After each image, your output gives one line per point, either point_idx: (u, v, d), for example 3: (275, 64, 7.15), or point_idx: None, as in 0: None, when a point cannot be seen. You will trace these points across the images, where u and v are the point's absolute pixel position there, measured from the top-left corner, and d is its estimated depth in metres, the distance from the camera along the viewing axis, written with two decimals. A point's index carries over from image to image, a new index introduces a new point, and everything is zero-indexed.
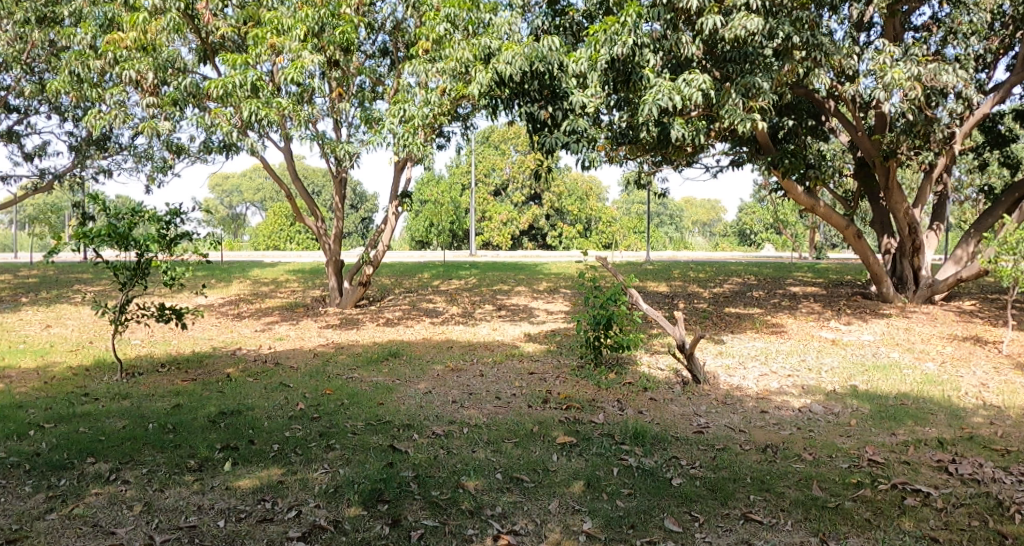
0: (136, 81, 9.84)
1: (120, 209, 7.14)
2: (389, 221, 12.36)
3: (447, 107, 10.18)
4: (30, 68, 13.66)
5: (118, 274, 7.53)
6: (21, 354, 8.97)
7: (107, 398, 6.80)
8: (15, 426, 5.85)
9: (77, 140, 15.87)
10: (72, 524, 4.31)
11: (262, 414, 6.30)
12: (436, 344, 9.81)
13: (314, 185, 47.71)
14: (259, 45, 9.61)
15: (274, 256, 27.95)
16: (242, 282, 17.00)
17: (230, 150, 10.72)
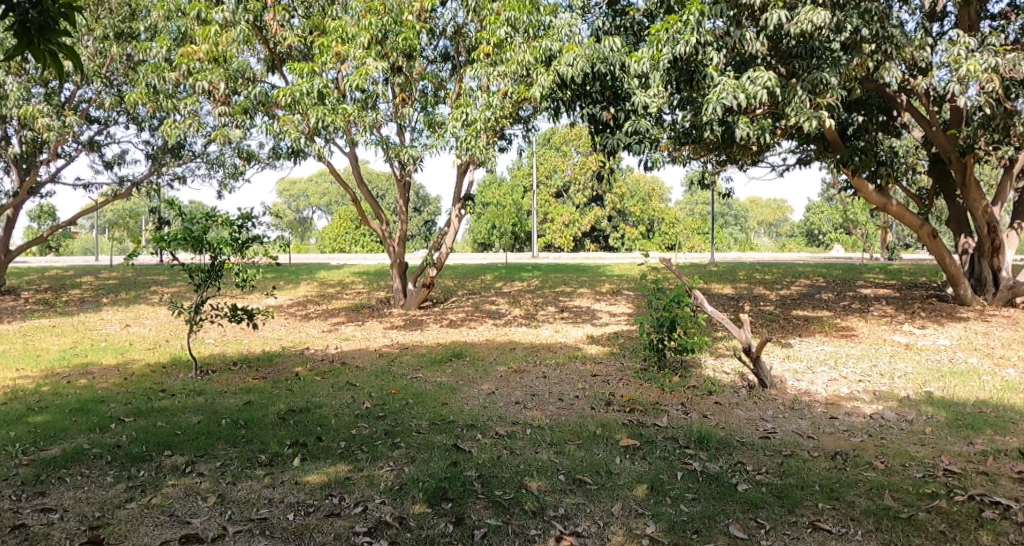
0: (209, 91, 10.33)
1: (195, 214, 7.44)
2: (452, 223, 12.51)
3: (510, 110, 10.17)
4: (109, 81, 14.34)
5: (194, 276, 7.84)
6: (103, 352, 9.48)
7: (183, 395, 7.12)
8: (98, 420, 6.19)
9: (154, 148, 16.72)
10: (151, 514, 4.53)
11: (330, 412, 6.47)
12: (498, 345, 9.87)
13: (379, 189, 48.92)
14: (325, 53, 9.91)
15: (342, 256, 31.89)
16: (311, 284, 17.53)
17: (298, 156, 11.07)
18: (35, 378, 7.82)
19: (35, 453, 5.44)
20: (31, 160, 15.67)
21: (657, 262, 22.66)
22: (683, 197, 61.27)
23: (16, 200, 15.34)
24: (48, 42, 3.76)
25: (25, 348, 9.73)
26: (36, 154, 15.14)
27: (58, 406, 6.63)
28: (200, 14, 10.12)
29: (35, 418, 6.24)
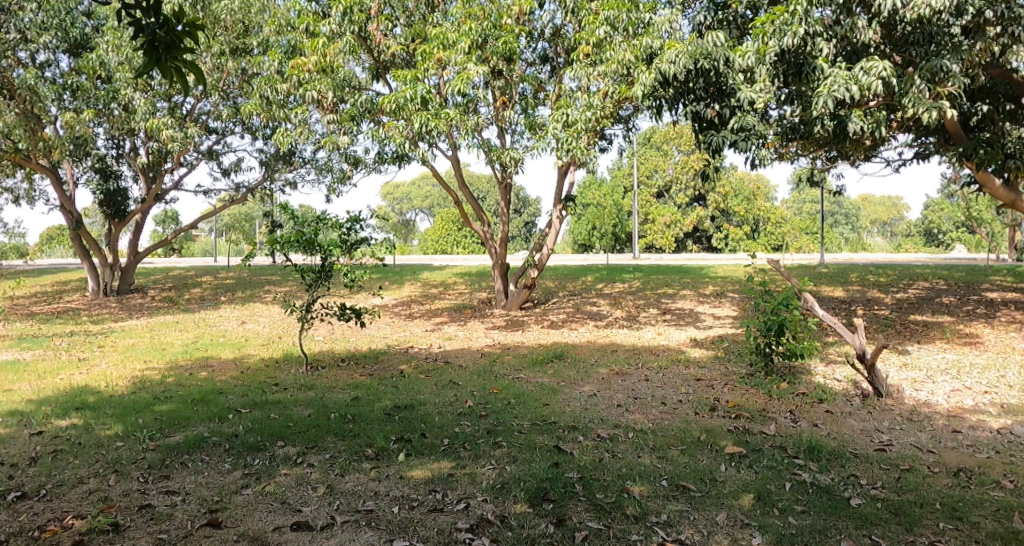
0: (318, 100, 10.86)
1: (307, 218, 7.80)
2: (553, 225, 12.55)
3: (611, 109, 10.15)
4: (226, 94, 15.38)
5: (305, 276, 8.24)
6: (222, 347, 10.13)
7: (294, 389, 7.51)
8: (218, 410, 6.62)
9: (267, 156, 17.70)
10: (265, 500, 4.80)
11: (433, 409, 6.63)
12: (599, 347, 9.81)
13: (480, 192, 49.90)
14: (427, 60, 10.14)
15: (444, 256, 34.59)
16: (414, 284, 18.06)
17: (402, 160, 11.43)
18: (162, 370, 8.47)
19: (162, 440, 5.88)
20: (157, 169, 16.96)
21: (764, 264, 21.81)
22: (790, 195, 58.72)
23: (144, 206, 16.65)
24: (173, 60, 4.08)
25: (154, 342, 10.56)
26: (162, 163, 16.37)
27: (181, 396, 7.14)
28: (309, 27, 10.63)
29: (162, 407, 6.74)
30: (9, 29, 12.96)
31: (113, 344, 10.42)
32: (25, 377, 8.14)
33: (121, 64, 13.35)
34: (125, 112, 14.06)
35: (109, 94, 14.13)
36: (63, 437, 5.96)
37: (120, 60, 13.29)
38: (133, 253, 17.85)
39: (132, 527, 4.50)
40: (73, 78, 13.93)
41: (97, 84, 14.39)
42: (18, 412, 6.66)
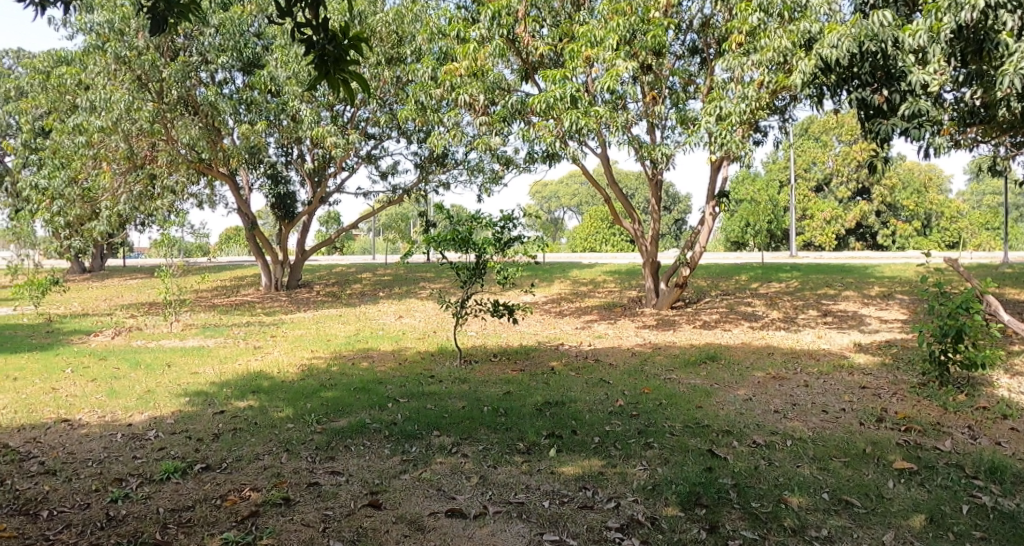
0: (470, 103, 11.25)
1: (462, 217, 8.11)
2: (706, 221, 12.27)
3: (767, 100, 9.75)
4: (383, 101, 16.13)
5: (460, 273, 8.56)
6: (383, 339, 10.78)
7: (449, 381, 7.83)
8: (379, 398, 7.05)
9: (422, 158, 18.54)
10: (422, 486, 5.05)
11: (584, 407, 6.67)
12: (754, 349, 9.41)
13: (630, 189, 49.74)
14: (575, 58, 10.17)
15: (591, 256, 31.73)
16: (563, 282, 18.18)
17: (553, 159, 11.62)
18: (328, 359, 9.14)
19: (328, 424, 6.34)
20: (321, 174, 18.31)
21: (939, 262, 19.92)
22: (968, 185, 53.45)
23: (310, 208, 18.02)
24: (341, 71, 4.37)
25: (321, 334, 11.41)
26: (325, 167, 17.62)
27: (346, 384, 7.67)
28: (460, 33, 11.04)
29: (329, 394, 7.29)
30: (193, 51, 14.62)
31: (285, 335, 11.38)
32: (210, 362, 9.09)
33: (288, 78, 14.47)
34: (293, 122, 15.27)
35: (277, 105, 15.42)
36: (242, 417, 6.60)
37: (287, 75, 14.47)
38: (301, 252, 19.38)
39: (302, 502, 4.88)
40: (246, 93, 15.31)
41: (267, 98, 15.70)
42: (203, 393, 7.45)
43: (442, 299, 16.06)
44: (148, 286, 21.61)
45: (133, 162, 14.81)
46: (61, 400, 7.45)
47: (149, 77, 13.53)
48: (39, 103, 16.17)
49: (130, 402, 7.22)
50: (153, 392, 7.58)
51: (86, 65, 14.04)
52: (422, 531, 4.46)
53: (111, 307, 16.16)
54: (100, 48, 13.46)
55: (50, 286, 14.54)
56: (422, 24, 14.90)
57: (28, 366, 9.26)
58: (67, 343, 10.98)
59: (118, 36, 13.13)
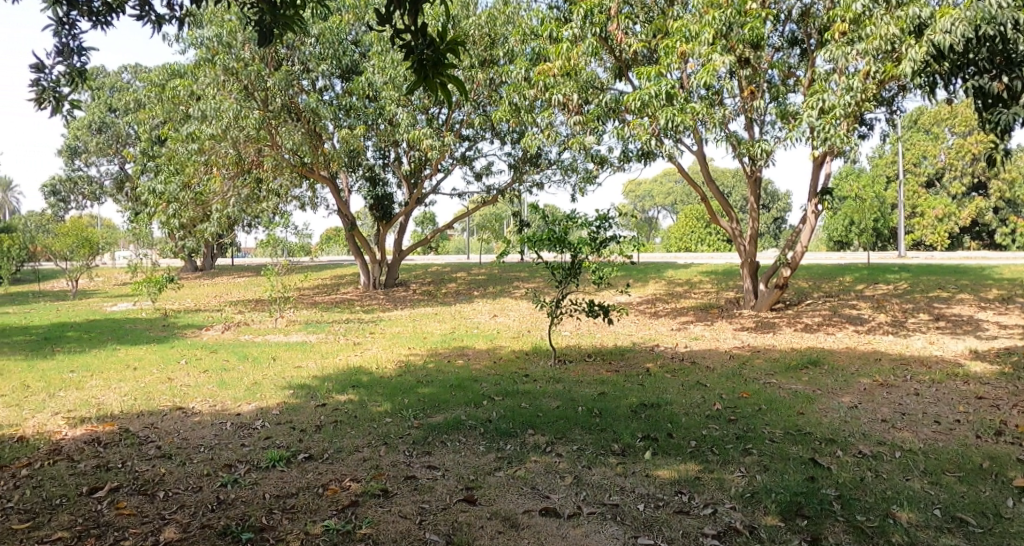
0: (564, 103, 11.31)
1: (557, 216, 8.17)
2: (808, 220, 11.80)
3: (873, 91, 9.32)
4: (478, 104, 16.34)
5: (556, 272, 8.60)
6: (478, 337, 10.97)
7: (543, 380, 7.88)
8: (475, 396, 7.19)
9: (516, 159, 18.72)
10: (517, 484, 5.14)
11: (680, 410, 6.57)
12: (859, 355, 8.95)
13: (726, 188, 48.41)
14: (670, 54, 10.06)
15: (687, 256, 31.06)
16: (658, 283, 17.86)
17: (648, 157, 11.51)
18: (424, 356, 9.38)
19: (425, 419, 6.52)
20: (417, 175, 18.82)
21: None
22: None
23: (407, 208, 18.60)
24: (439, 75, 4.49)
25: (416, 331, 11.72)
26: (421, 169, 18.10)
27: (442, 381, 7.85)
28: (552, 34, 11.09)
29: (427, 390, 7.49)
30: (295, 61, 15.28)
31: (384, 332, 11.78)
32: (312, 356, 9.52)
33: (385, 83, 14.97)
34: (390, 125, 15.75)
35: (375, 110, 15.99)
36: (343, 410, 6.87)
37: (384, 81, 14.99)
38: (398, 251, 20.00)
39: (400, 494, 5.05)
40: (345, 99, 15.94)
41: (365, 103, 16.28)
42: (306, 386, 7.81)
43: (536, 299, 16.14)
44: (253, 284, 22.69)
45: (241, 167, 15.70)
46: (176, 390, 8.00)
47: (255, 86, 14.35)
48: (157, 113, 17.42)
49: (239, 393, 7.66)
50: (259, 384, 8.02)
51: (197, 76, 15.01)
52: (516, 528, 4.54)
53: (221, 304, 17.20)
54: (210, 60, 14.37)
55: (165, 283, 15.69)
56: (513, 26, 15.29)
57: (148, 357, 9.98)
58: (183, 336, 11.76)
59: (226, 49, 14.00)
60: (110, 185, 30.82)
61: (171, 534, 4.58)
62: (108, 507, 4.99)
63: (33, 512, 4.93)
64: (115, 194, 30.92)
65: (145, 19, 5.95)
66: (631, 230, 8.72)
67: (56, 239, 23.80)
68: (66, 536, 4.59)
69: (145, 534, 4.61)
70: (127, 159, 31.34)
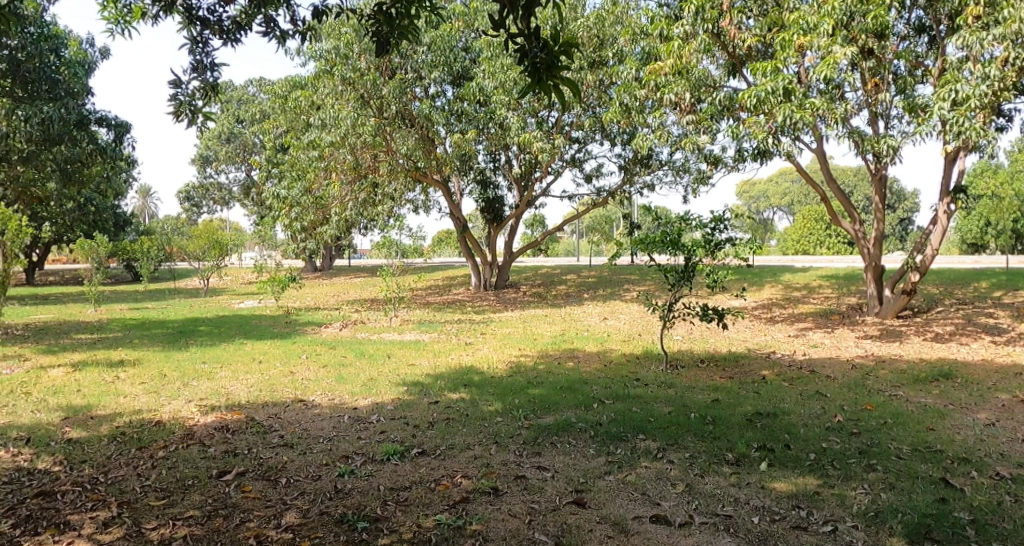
0: (676, 102, 11.18)
1: (671, 217, 8.03)
2: (938, 220, 10.95)
3: (1013, 79, 8.55)
4: (587, 106, 16.20)
5: (669, 275, 8.45)
6: (587, 340, 10.94)
7: (654, 385, 7.75)
8: (585, 398, 7.18)
9: (626, 160, 18.53)
10: (627, 489, 5.09)
11: (798, 420, 6.28)
12: (999, 367, 8.23)
13: (846, 186, 45.72)
14: (786, 48, 9.58)
15: (805, 258, 31.88)
16: (774, 287, 17.10)
17: (764, 156, 11.09)
18: (534, 358, 9.47)
19: (536, 420, 6.58)
20: (528, 178, 19.06)
21: None
22: None
23: (518, 211, 18.86)
24: (552, 77, 4.51)
25: (526, 332, 11.84)
26: (532, 172, 18.30)
27: (553, 382, 7.90)
28: (663, 33, 10.92)
29: (537, 391, 7.56)
30: (409, 69, 15.85)
31: (495, 332, 12.00)
32: (427, 355, 9.84)
33: (496, 88, 15.26)
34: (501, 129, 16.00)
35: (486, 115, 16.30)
36: (455, 408, 7.06)
37: (495, 85, 15.29)
38: (508, 253, 20.32)
39: (510, 493, 5.11)
40: (457, 104, 16.37)
41: (476, 108, 16.67)
42: (420, 383, 8.08)
43: (647, 302, 15.88)
44: (369, 284, 23.67)
45: (359, 172, 16.47)
46: (298, 383, 8.50)
47: (371, 94, 15.04)
48: (282, 123, 18.59)
49: (356, 388, 8.04)
50: (375, 380, 8.38)
51: (317, 87, 15.90)
52: (625, 533, 4.50)
53: (339, 303, 18.12)
54: (329, 72, 15.20)
55: (288, 282, 16.72)
56: (622, 26, 15.23)
57: (275, 351, 10.67)
58: (307, 333, 12.49)
59: (344, 61, 14.78)
60: (238, 190, 33.24)
61: (294, 519, 4.86)
62: (236, 490, 5.36)
63: (171, 491, 5.38)
64: (243, 199, 33.28)
65: (270, 35, 6.29)
66: (747, 233, 8.41)
67: (192, 241, 25.94)
68: (199, 514, 4.97)
69: (269, 517, 4.92)
70: (254, 166, 33.69)
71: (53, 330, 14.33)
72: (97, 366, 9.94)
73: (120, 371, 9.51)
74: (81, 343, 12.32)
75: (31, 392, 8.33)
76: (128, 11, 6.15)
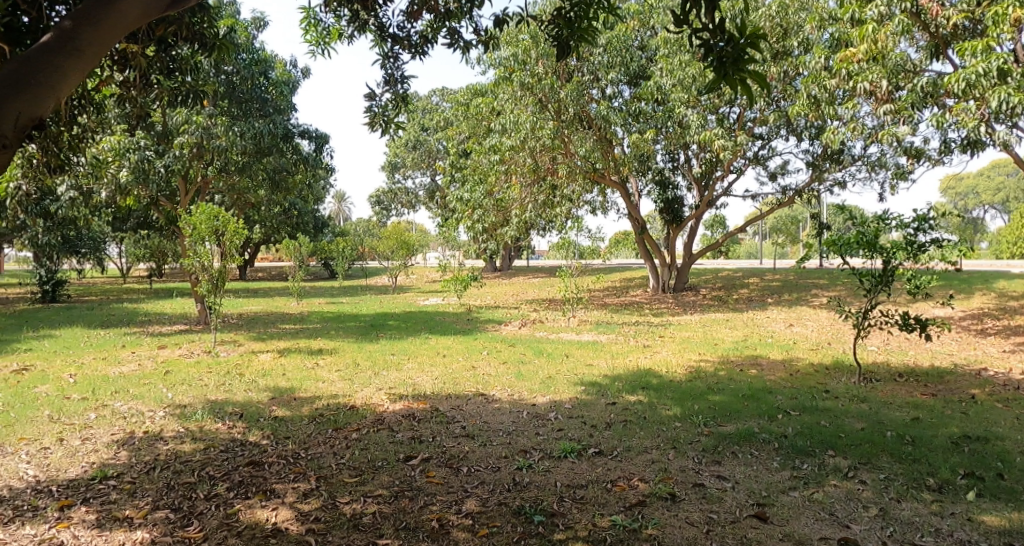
0: (871, 92, 10.22)
1: (866, 217, 7.36)
2: None
3: None
4: (772, 99, 15.44)
5: (863, 280, 7.76)
6: (770, 347, 10.35)
7: (846, 398, 7.17)
8: (767, 408, 6.83)
9: (814, 156, 17.29)
10: (813, 507, 4.82)
11: (1016, 447, 5.57)
12: None
13: None
14: (1000, 22, 8.44)
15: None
16: (986, 295, 15.05)
17: (976, 147, 9.83)
18: (714, 363, 9.14)
19: (715, 427, 6.38)
20: (708, 177, 18.44)
21: None
22: None
23: (697, 211, 18.30)
24: (740, 71, 4.27)
25: (705, 337, 11.47)
26: (713, 171, 17.71)
27: (733, 390, 7.59)
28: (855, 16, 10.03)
29: (716, 397, 7.32)
30: (585, 72, 15.99)
31: (673, 335, 11.75)
32: (603, 356, 9.89)
33: (674, 86, 14.93)
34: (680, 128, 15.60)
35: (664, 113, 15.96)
36: (632, 410, 7.04)
37: (673, 83, 14.99)
38: (688, 255, 19.77)
39: (687, 501, 5.00)
40: (635, 105, 16.26)
41: (654, 107, 16.43)
42: (597, 384, 8.15)
43: (838, 308, 14.66)
44: (546, 285, 24.16)
45: (537, 175, 16.90)
46: (479, 377, 8.95)
47: (549, 98, 15.41)
48: (464, 129, 19.57)
49: (534, 385, 8.30)
50: (552, 378, 8.59)
51: (497, 94, 16.58)
52: None
53: (518, 302, 18.71)
54: (508, 79, 15.80)
55: (469, 282, 17.58)
56: (807, 12, 14.09)
57: (457, 346, 11.30)
58: (486, 330, 13.07)
59: (521, 66, 15.25)
60: (423, 194, 35.55)
61: (473, 507, 5.13)
62: (420, 474, 5.77)
63: (363, 470, 5.90)
64: (427, 203, 35.56)
65: (454, 47, 6.74)
66: (956, 234, 7.46)
67: (382, 242, 28.17)
68: (387, 494, 5.40)
69: (450, 502, 5.23)
70: (437, 170, 35.86)
71: (264, 321, 16.27)
72: (300, 353, 11.18)
73: (318, 359, 10.62)
74: (287, 332, 13.88)
75: (245, 373, 9.57)
76: (327, 33, 6.90)
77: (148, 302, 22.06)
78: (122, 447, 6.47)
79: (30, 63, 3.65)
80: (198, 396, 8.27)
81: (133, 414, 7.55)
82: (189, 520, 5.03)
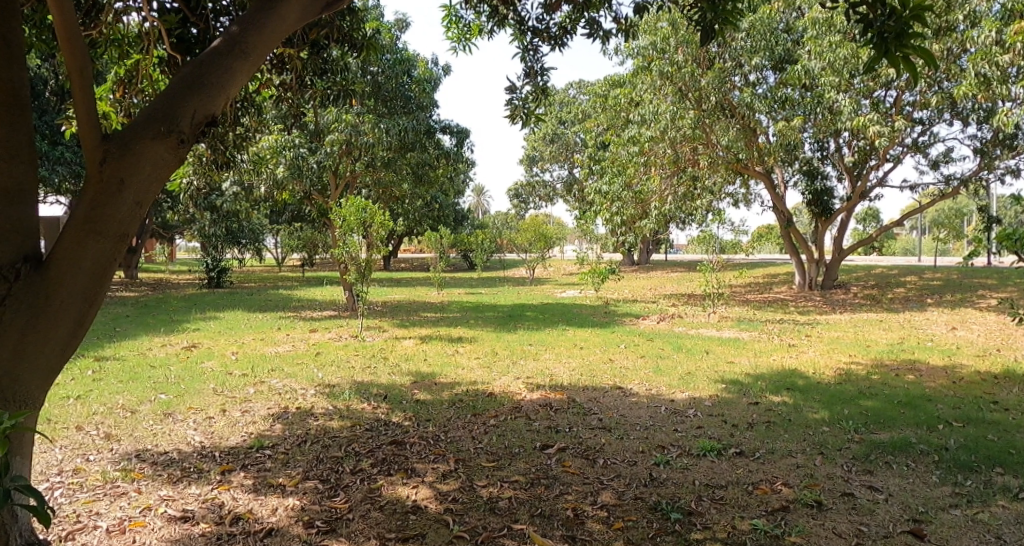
0: None
1: None
2: None
3: None
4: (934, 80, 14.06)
5: None
6: (930, 351, 9.51)
7: (1019, 411, 6.47)
8: (925, 417, 6.31)
9: (983, 142, 15.55)
10: (976, 528, 4.44)
11: None
12: None
13: None
14: None
15: None
16: None
17: None
18: (868, 366, 8.53)
19: (867, 434, 6.01)
20: (862, 166, 17.12)
21: None
22: None
23: (849, 203, 17.07)
24: (903, 46, 3.94)
25: (858, 338, 10.73)
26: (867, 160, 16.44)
27: (888, 396, 7.07)
28: None
29: (868, 402, 6.87)
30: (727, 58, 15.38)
31: (820, 334, 11.11)
32: (745, 353, 9.57)
33: (824, 69, 14.03)
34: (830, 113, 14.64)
35: (813, 99, 15.04)
36: (777, 411, 6.77)
37: (823, 66, 14.08)
38: (839, 250, 18.50)
39: (835, 510, 4.78)
40: (781, 90, 15.43)
41: (803, 92, 15.51)
42: (739, 382, 7.92)
43: (1012, 310, 13.13)
44: (684, 278, 23.57)
45: (677, 166, 16.53)
46: (616, 370, 8.99)
47: (689, 87, 15.05)
48: (603, 121, 19.54)
49: (673, 381, 8.20)
50: (692, 374, 8.45)
51: (635, 83, 16.42)
52: None
53: (655, 296, 18.44)
54: (647, 68, 15.57)
55: (606, 274, 17.59)
56: None
57: (593, 338, 11.41)
58: (622, 323, 13.07)
59: (660, 55, 14.98)
60: (562, 187, 35.97)
61: (608, 498, 5.22)
62: (556, 463, 5.94)
63: (501, 455, 6.17)
64: (565, 195, 35.91)
65: (593, 37, 6.77)
66: None
67: (521, 234, 28.85)
68: (523, 480, 5.61)
69: (586, 493, 5.34)
70: (576, 163, 36.11)
71: (408, 309, 17.26)
72: (441, 340, 11.77)
73: (458, 346, 11.14)
74: (428, 321, 14.66)
75: (389, 357, 10.25)
76: (467, 29, 7.16)
77: (301, 289, 24.03)
78: (279, 420, 7.21)
79: (202, 65, 3.56)
80: (346, 378, 9.00)
81: (286, 390, 8.36)
82: (337, 491, 5.49)
